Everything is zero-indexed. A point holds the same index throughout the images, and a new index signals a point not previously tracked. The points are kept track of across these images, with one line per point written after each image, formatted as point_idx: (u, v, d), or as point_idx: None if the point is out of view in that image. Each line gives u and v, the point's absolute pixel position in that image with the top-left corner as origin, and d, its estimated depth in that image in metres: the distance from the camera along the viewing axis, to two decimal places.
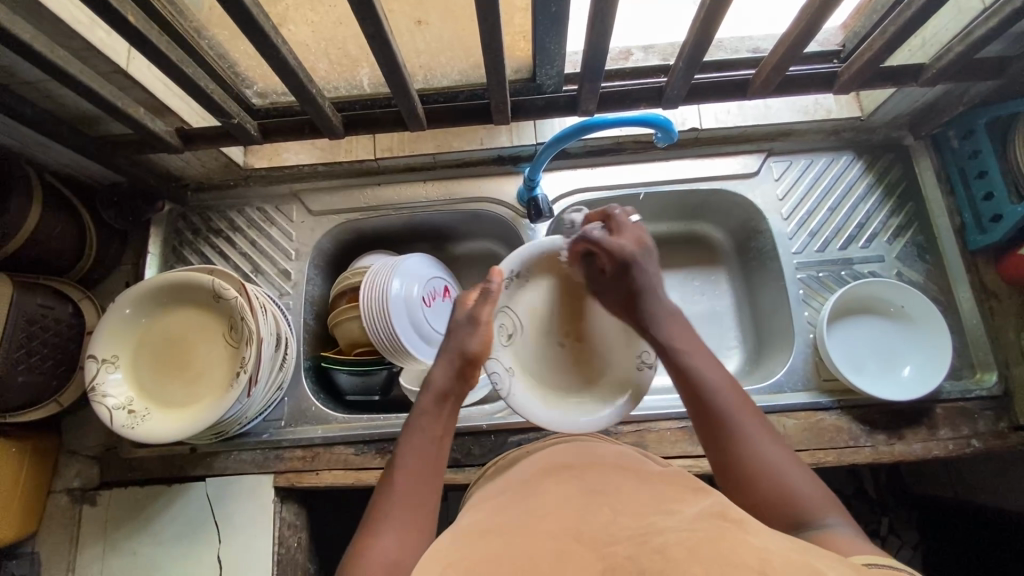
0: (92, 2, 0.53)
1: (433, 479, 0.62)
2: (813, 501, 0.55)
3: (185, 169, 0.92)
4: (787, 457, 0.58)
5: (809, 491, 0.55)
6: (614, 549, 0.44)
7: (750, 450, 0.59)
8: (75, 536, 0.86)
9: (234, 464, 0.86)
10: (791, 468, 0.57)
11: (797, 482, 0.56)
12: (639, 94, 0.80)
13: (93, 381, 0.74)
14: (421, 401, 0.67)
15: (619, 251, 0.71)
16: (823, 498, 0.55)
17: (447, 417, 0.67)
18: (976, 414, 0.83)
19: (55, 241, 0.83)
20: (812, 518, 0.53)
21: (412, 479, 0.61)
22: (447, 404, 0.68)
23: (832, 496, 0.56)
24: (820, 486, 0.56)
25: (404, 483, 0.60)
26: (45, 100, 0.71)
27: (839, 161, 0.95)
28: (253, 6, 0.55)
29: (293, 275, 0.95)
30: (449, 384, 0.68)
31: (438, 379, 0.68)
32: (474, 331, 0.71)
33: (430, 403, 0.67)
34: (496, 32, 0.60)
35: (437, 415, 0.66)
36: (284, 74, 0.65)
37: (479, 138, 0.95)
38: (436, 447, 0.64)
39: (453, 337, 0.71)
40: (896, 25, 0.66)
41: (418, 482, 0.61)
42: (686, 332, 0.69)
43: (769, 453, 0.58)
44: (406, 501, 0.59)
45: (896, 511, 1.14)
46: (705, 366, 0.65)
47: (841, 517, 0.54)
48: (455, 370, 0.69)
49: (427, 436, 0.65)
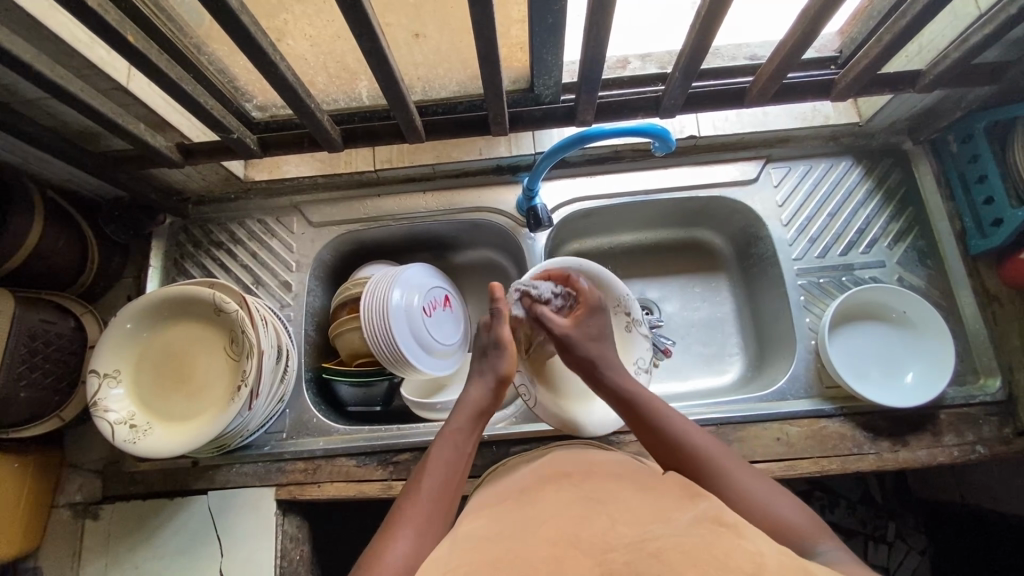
0: (90, 22, 0.54)
1: (453, 491, 0.62)
2: (806, 529, 0.55)
3: (185, 182, 0.92)
4: (761, 482, 0.60)
5: (802, 518, 0.56)
6: (611, 555, 0.45)
7: (736, 486, 0.59)
8: (77, 551, 0.85)
9: (236, 477, 0.86)
10: (775, 496, 0.59)
11: (782, 507, 0.57)
12: (637, 104, 0.80)
13: (95, 397, 0.74)
14: (454, 417, 0.69)
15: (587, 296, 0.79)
16: (811, 523, 0.56)
17: (479, 430, 0.68)
18: (981, 420, 0.82)
19: (58, 256, 0.83)
20: (807, 542, 0.54)
21: (438, 485, 0.61)
22: (482, 420, 0.69)
23: (819, 521, 0.57)
24: (804, 510, 0.58)
25: (430, 487, 0.61)
26: (46, 116, 0.71)
27: (838, 167, 0.95)
28: (251, 23, 0.55)
29: (294, 287, 0.95)
30: (486, 404, 0.70)
31: (472, 396, 0.71)
32: (497, 352, 0.74)
33: (464, 420, 0.68)
34: (493, 45, 0.61)
35: (471, 430, 0.68)
36: (283, 90, 0.65)
37: (477, 149, 0.95)
38: (463, 459, 0.65)
39: (482, 359, 0.75)
40: (891, 32, 0.66)
41: (442, 493, 0.61)
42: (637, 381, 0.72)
43: (755, 485, 0.59)
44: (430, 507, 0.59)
45: (903, 516, 1.13)
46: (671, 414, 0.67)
47: (831, 541, 0.54)
48: (490, 387, 0.71)
49: (456, 451, 0.65)
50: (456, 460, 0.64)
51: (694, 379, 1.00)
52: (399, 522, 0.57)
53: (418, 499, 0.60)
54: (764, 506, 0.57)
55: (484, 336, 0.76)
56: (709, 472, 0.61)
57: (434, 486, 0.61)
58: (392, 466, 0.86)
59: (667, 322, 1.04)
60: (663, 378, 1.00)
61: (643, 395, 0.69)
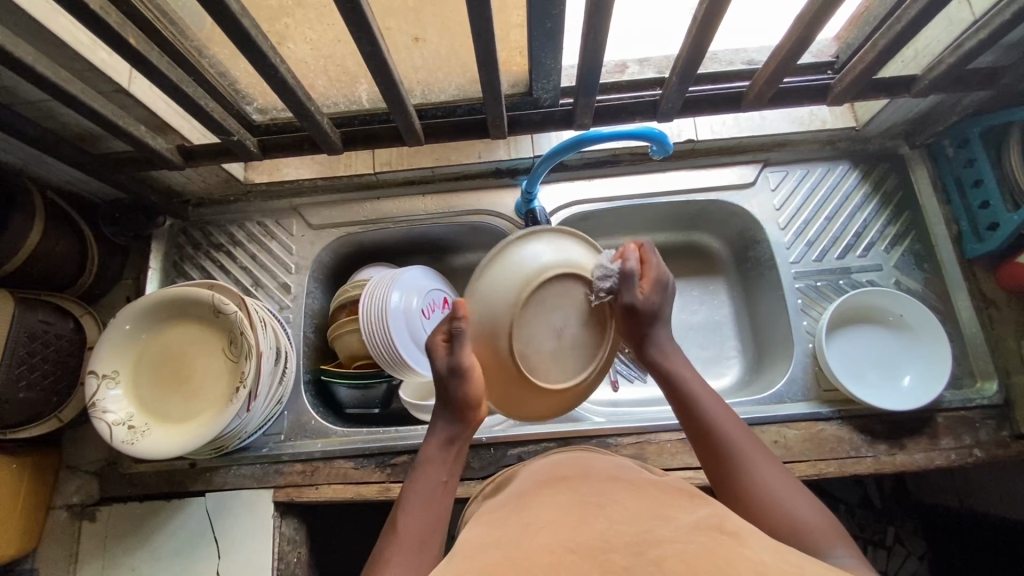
0: (92, 25, 0.54)
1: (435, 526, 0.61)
2: (820, 531, 0.54)
3: (186, 184, 0.93)
4: (786, 485, 0.59)
5: (818, 522, 0.55)
6: (611, 557, 0.45)
7: (761, 488, 0.58)
8: (74, 552, 0.85)
9: (234, 479, 0.86)
10: (796, 498, 0.57)
11: (805, 513, 0.56)
12: (634, 108, 0.81)
13: (93, 397, 0.74)
14: (424, 450, 0.67)
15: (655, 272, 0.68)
16: (832, 530, 0.55)
17: (455, 463, 0.67)
18: (978, 423, 0.82)
19: (57, 258, 0.83)
20: (818, 546, 0.53)
21: (416, 519, 0.61)
22: (453, 447, 0.67)
23: (838, 525, 0.55)
24: (827, 516, 0.56)
25: (408, 527, 0.60)
26: (49, 119, 0.72)
27: (834, 171, 0.96)
28: (250, 25, 0.56)
29: (293, 289, 0.95)
30: (453, 429, 0.67)
31: (440, 427, 0.67)
32: (457, 381, 0.64)
33: (433, 448, 0.66)
34: (491, 49, 0.61)
35: (443, 463, 0.66)
36: (284, 93, 0.66)
37: (477, 152, 0.96)
38: (440, 492, 0.63)
39: (440, 387, 0.66)
40: (886, 38, 0.67)
41: (423, 529, 0.60)
42: (683, 360, 0.70)
43: (778, 487, 0.58)
44: (412, 542, 0.58)
45: (902, 520, 1.13)
46: (710, 400, 0.66)
47: (847, 548, 0.53)
48: (456, 416, 0.66)
49: (430, 482, 0.64)
50: (433, 492, 0.63)
51: None
52: (382, 563, 0.57)
53: (399, 535, 0.59)
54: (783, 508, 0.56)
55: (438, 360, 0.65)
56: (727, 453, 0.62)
57: (412, 523, 0.60)
58: (390, 468, 0.86)
59: None
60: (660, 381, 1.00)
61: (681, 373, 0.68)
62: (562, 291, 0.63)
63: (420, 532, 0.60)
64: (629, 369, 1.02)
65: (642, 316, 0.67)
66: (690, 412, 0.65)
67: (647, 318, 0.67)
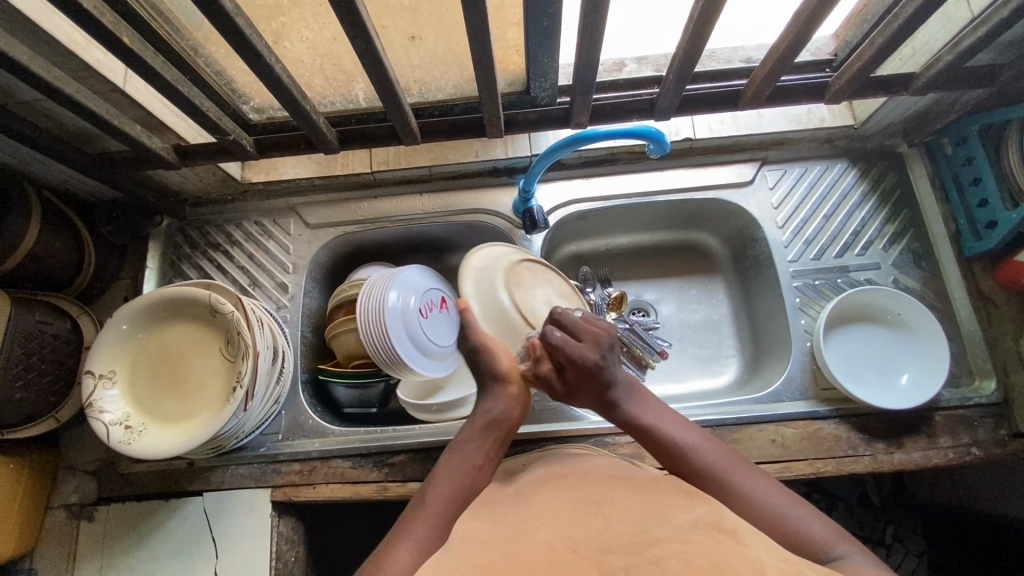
0: (86, 24, 0.54)
1: (462, 503, 0.61)
2: (824, 534, 0.55)
3: (183, 184, 0.93)
4: (780, 494, 0.59)
5: (819, 524, 0.56)
6: (610, 557, 0.45)
7: (759, 505, 0.58)
8: (72, 551, 0.85)
9: (232, 478, 0.86)
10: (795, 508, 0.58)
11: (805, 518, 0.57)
12: (632, 106, 0.81)
13: (90, 397, 0.74)
14: (466, 428, 0.68)
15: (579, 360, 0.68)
16: (836, 535, 0.55)
17: (494, 445, 0.67)
18: (976, 422, 0.82)
19: (55, 258, 0.83)
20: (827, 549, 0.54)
21: (446, 492, 0.61)
22: (494, 431, 0.67)
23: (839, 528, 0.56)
24: (822, 517, 0.58)
25: (436, 497, 0.60)
26: (44, 118, 0.71)
27: (832, 169, 0.96)
28: (245, 25, 0.55)
29: (290, 288, 0.95)
30: (496, 412, 0.68)
31: (484, 408, 0.68)
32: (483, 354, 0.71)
33: (476, 429, 0.67)
34: (487, 48, 0.61)
35: (483, 444, 0.66)
36: (281, 92, 0.66)
37: (474, 151, 0.96)
38: (475, 473, 0.64)
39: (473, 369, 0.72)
40: (884, 36, 0.67)
41: (452, 503, 0.60)
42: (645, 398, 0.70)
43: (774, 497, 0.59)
44: (438, 516, 0.59)
45: (899, 518, 1.11)
46: (684, 431, 0.66)
47: (850, 544, 0.54)
48: (498, 396, 0.69)
49: (467, 461, 0.64)
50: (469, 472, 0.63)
51: (691, 380, 1.00)
52: (404, 530, 0.57)
53: (426, 504, 0.60)
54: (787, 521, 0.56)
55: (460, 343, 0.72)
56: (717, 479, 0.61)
57: (441, 497, 0.60)
58: (388, 467, 0.86)
59: (663, 324, 1.04)
60: (658, 380, 1.00)
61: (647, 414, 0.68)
62: (538, 270, 0.87)
63: (448, 507, 0.60)
64: None
65: (583, 387, 0.69)
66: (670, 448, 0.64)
67: (587, 386, 0.69)
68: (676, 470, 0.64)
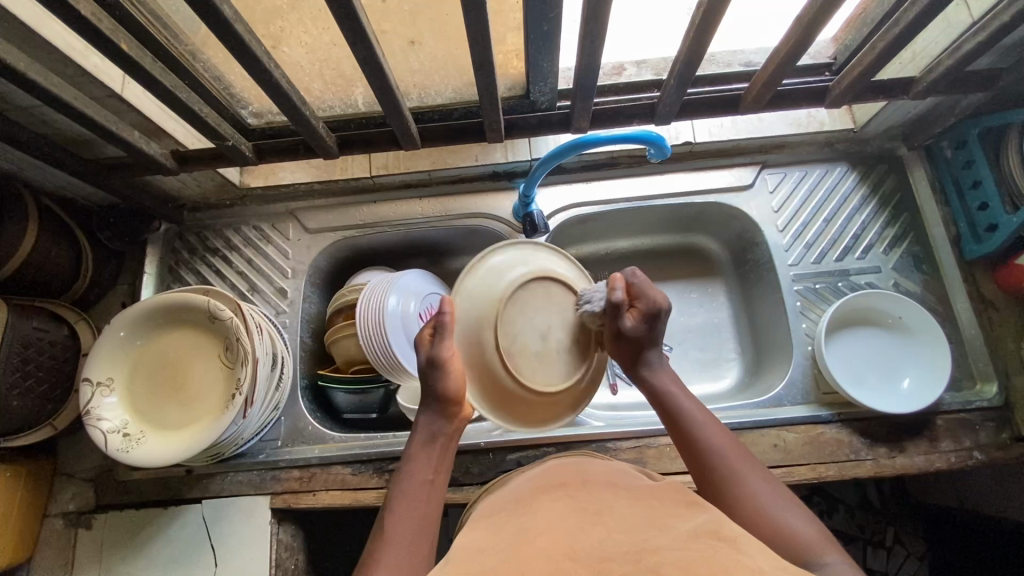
0: (84, 31, 0.54)
1: (425, 524, 0.59)
2: (810, 537, 0.53)
3: (181, 189, 0.92)
4: (777, 492, 0.58)
5: (807, 527, 0.54)
6: (609, 564, 0.45)
7: (752, 499, 0.57)
8: (70, 560, 0.84)
9: (231, 485, 0.86)
10: (787, 507, 0.56)
11: (793, 519, 0.55)
12: (632, 111, 0.81)
13: (88, 405, 0.74)
14: (411, 446, 0.65)
15: (648, 302, 0.66)
16: (823, 538, 0.53)
17: (442, 456, 0.65)
18: (978, 426, 0.82)
19: (52, 264, 0.83)
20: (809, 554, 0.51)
21: (404, 520, 0.58)
22: (437, 443, 0.65)
23: (828, 532, 0.54)
24: (814, 521, 0.55)
25: (394, 529, 0.58)
26: (41, 124, 0.71)
27: (832, 173, 0.96)
28: (244, 31, 0.55)
29: (289, 293, 0.95)
30: (438, 425, 0.65)
31: (424, 422, 0.66)
32: (444, 374, 0.63)
33: (418, 446, 0.65)
34: (488, 53, 0.61)
35: (432, 458, 0.64)
36: (279, 98, 0.65)
37: (474, 155, 0.96)
38: (428, 489, 0.62)
39: (422, 382, 0.65)
40: (884, 40, 0.66)
41: (412, 529, 0.58)
42: (669, 370, 0.70)
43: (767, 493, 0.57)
44: (402, 544, 0.56)
45: (900, 520, 1.12)
46: (697, 410, 0.65)
47: (839, 554, 0.51)
48: (443, 412, 0.65)
49: (417, 480, 0.62)
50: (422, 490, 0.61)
51: (692, 384, 1.00)
52: (371, 565, 0.54)
53: (387, 535, 0.57)
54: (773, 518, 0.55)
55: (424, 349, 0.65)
56: (716, 463, 0.61)
57: (400, 525, 0.58)
58: (388, 474, 0.85)
59: (664, 328, 1.04)
60: None
61: (666, 387, 0.68)
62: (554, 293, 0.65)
63: (409, 533, 0.57)
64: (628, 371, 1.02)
65: (625, 347, 0.67)
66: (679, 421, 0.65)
67: (638, 340, 0.67)
68: (683, 445, 0.64)
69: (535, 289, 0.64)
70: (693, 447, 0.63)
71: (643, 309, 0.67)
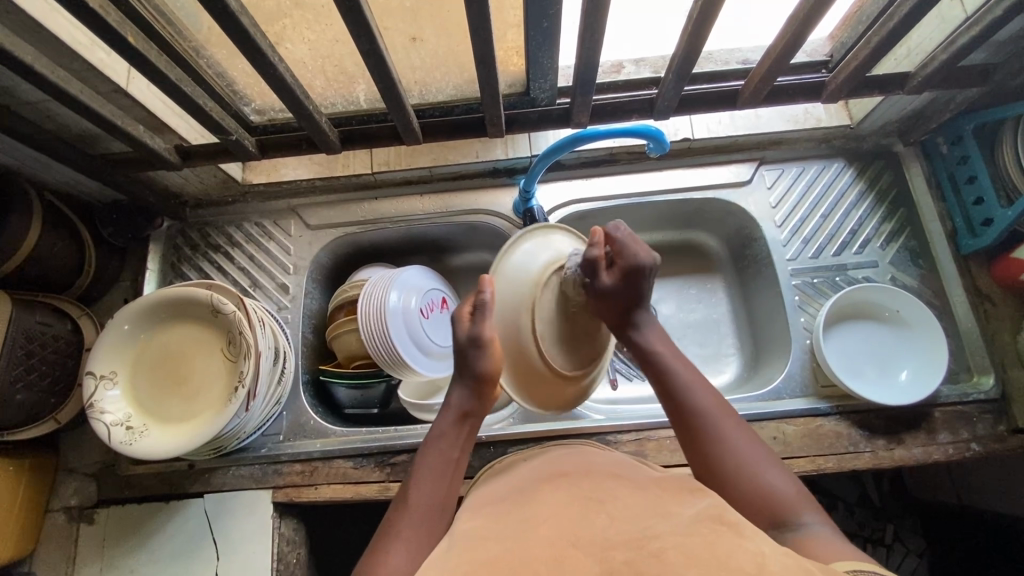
0: (92, 24, 0.54)
1: (445, 503, 0.63)
2: (790, 497, 0.57)
3: (184, 186, 0.93)
4: (763, 453, 0.60)
5: (787, 487, 0.57)
6: (612, 553, 0.45)
7: (739, 461, 0.60)
8: (71, 555, 0.85)
9: (233, 479, 0.86)
10: (770, 468, 0.60)
11: (776, 480, 0.58)
12: (630, 106, 0.82)
13: (91, 398, 0.74)
14: (440, 420, 0.68)
15: (631, 257, 0.65)
16: (803, 498, 0.57)
17: (469, 435, 0.68)
18: (975, 418, 0.83)
19: (55, 259, 0.83)
20: (790, 515, 0.55)
21: (425, 496, 0.62)
22: (468, 422, 0.68)
23: (807, 492, 0.58)
24: (795, 482, 0.59)
25: (417, 501, 0.61)
26: (45, 119, 0.72)
27: (829, 169, 0.97)
28: (249, 24, 0.56)
29: (291, 289, 0.95)
30: (470, 404, 0.68)
31: (456, 398, 0.68)
32: (479, 351, 0.66)
33: (448, 423, 0.67)
34: (489, 48, 0.62)
35: (459, 435, 0.67)
36: (284, 93, 0.66)
37: (474, 152, 0.97)
38: (452, 467, 0.65)
39: (461, 359, 0.67)
40: (879, 35, 0.67)
41: (431, 505, 0.61)
42: (658, 330, 0.70)
43: (754, 456, 0.60)
44: (420, 520, 0.60)
45: (900, 518, 1.13)
46: (685, 370, 0.66)
47: (817, 514, 0.55)
48: (474, 390, 0.67)
49: (442, 457, 0.65)
50: (446, 467, 0.64)
51: None
52: (393, 531, 0.58)
53: (408, 508, 0.61)
54: (758, 484, 0.58)
55: (462, 331, 0.67)
56: (705, 428, 0.62)
57: (422, 500, 0.61)
58: (390, 467, 0.85)
59: (664, 323, 1.05)
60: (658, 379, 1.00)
61: (656, 347, 0.68)
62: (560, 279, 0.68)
63: (428, 509, 0.61)
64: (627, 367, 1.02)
65: (618, 298, 0.64)
66: (669, 388, 0.65)
67: (623, 300, 0.65)
68: (672, 409, 0.65)
69: (563, 280, 0.67)
70: (682, 412, 0.64)
71: (628, 261, 0.64)
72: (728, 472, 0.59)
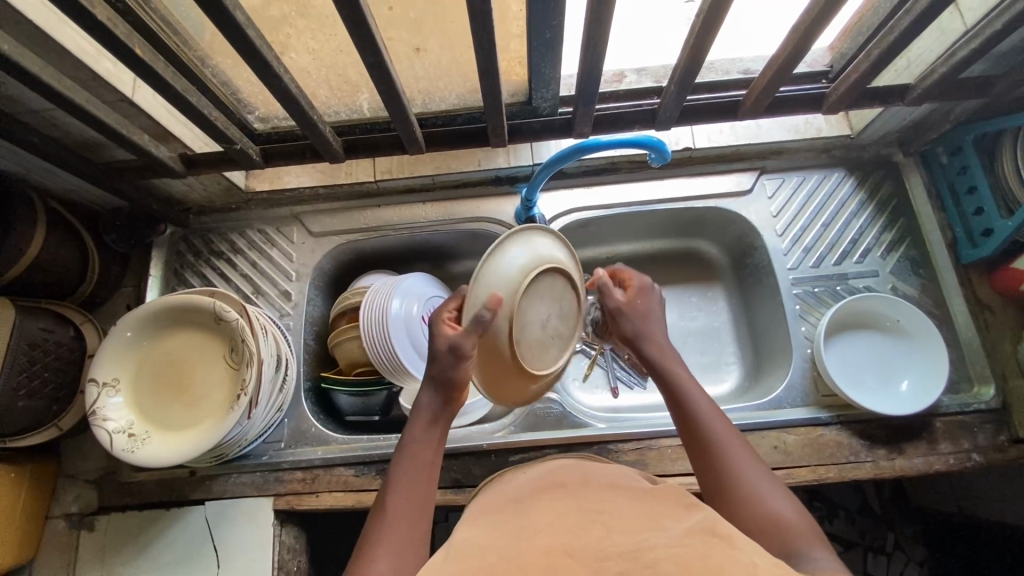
0: (98, 35, 0.55)
1: (424, 503, 0.61)
2: (797, 527, 0.54)
3: (187, 193, 0.94)
4: (767, 480, 0.58)
5: (791, 515, 0.55)
6: (607, 564, 0.46)
7: (741, 485, 0.58)
8: (72, 561, 0.85)
9: (234, 487, 0.86)
10: (775, 493, 0.57)
11: (781, 507, 0.56)
12: (634, 116, 0.82)
13: (93, 405, 0.74)
14: (411, 426, 0.66)
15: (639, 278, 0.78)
16: (808, 528, 0.54)
17: (440, 437, 0.67)
18: (976, 428, 0.83)
19: (58, 266, 0.84)
20: (795, 546, 0.52)
21: (404, 499, 0.60)
22: (438, 425, 0.67)
23: (816, 525, 0.54)
24: (805, 514, 0.56)
25: (397, 508, 0.59)
26: (51, 127, 0.72)
27: (829, 178, 0.97)
28: (255, 36, 0.56)
29: (293, 296, 0.96)
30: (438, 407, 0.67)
31: (426, 402, 0.67)
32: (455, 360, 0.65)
33: (420, 427, 0.66)
34: (492, 60, 0.62)
35: (430, 436, 0.66)
36: (288, 102, 0.67)
37: (477, 160, 0.97)
38: (427, 471, 0.63)
39: (433, 366, 0.66)
40: (879, 48, 0.68)
41: (411, 507, 0.60)
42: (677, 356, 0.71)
43: (758, 483, 0.58)
44: (402, 523, 0.58)
45: (901, 526, 1.12)
46: (698, 394, 0.66)
47: (824, 549, 0.52)
48: (441, 393, 0.67)
49: (416, 461, 0.64)
50: (421, 470, 0.63)
51: None
52: (375, 541, 0.56)
53: (387, 513, 0.59)
54: (762, 510, 0.56)
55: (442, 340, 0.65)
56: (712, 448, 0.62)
57: (401, 503, 0.60)
58: None
59: None
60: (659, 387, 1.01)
61: (674, 371, 0.69)
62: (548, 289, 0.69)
63: (408, 511, 0.59)
64: (628, 375, 1.03)
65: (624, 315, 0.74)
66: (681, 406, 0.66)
67: (632, 316, 0.74)
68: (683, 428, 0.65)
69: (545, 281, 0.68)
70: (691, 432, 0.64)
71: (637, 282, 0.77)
72: (735, 498, 0.57)
